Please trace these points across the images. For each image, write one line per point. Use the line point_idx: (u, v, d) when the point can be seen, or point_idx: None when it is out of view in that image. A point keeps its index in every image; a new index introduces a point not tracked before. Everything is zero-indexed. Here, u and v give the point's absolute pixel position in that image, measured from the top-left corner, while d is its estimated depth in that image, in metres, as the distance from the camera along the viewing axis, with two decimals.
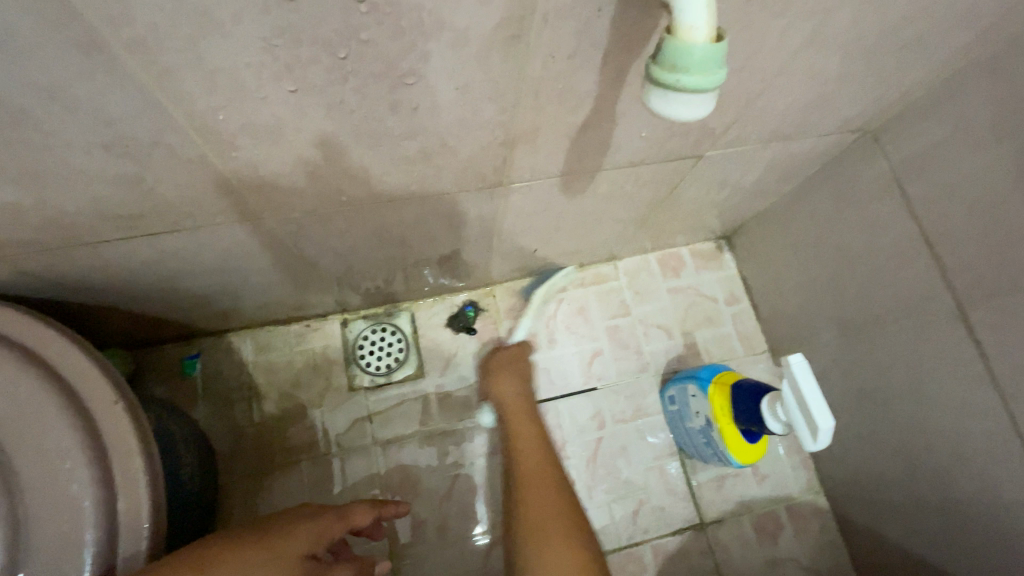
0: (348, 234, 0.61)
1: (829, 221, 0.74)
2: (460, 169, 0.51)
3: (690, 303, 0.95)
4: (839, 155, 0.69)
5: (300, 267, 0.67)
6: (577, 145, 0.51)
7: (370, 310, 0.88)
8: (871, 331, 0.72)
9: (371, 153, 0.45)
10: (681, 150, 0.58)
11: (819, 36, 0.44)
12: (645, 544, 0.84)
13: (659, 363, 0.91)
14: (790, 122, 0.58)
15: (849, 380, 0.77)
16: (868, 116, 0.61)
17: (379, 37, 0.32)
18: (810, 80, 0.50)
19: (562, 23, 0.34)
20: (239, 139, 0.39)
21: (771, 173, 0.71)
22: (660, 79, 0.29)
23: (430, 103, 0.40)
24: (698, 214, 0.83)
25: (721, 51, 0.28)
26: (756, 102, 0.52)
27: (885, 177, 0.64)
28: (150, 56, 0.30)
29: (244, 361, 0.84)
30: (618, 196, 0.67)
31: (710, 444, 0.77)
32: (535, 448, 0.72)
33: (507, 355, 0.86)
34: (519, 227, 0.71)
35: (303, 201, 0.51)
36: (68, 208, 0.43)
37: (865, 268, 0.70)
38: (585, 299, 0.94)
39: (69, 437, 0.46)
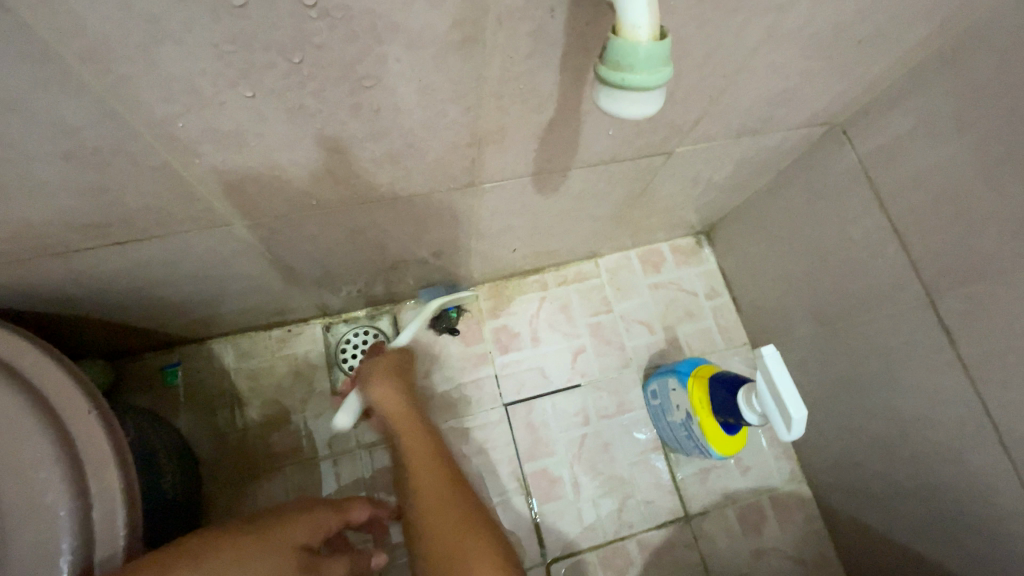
0: (322, 239, 0.61)
1: (802, 215, 0.75)
2: (429, 171, 0.51)
3: (671, 298, 0.96)
4: (809, 149, 0.70)
5: (277, 272, 0.67)
6: (545, 145, 0.52)
7: (352, 313, 0.88)
8: (846, 321, 0.73)
9: (337, 157, 0.45)
10: (651, 147, 0.59)
11: (777, 32, 0.45)
12: (632, 538, 0.84)
13: (641, 359, 0.92)
14: (758, 117, 0.59)
15: (827, 370, 0.79)
16: (834, 109, 0.61)
17: (334, 42, 0.33)
18: (772, 75, 0.51)
19: (517, 25, 0.35)
20: (202, 146, 0.39)
21: (744, 168, 0.72)
22: (608, 79, 0.29)
23: (392, 106, 0.40)
24: (675, 210, 0.84)
25: (664, 49, 0.28)
26: (721, 98, 0.53)
27: (853, 169, 0.65)
28: (104, 65, 0.31)
29: (225, 368, 0.84)
30: (592, 194, 0.68)
31: (691, 437, 0.77)
32: (426, 459, 0.66)
33: (385, 358, 0.76)
34: (496, 227, 0.71)
35: (273, 206, 0.51)
36: (34, 219, 0.43)
37: (837, 259, 0.71)
38: (566, 297, 0.94)
39: (41, 447, 0.46)
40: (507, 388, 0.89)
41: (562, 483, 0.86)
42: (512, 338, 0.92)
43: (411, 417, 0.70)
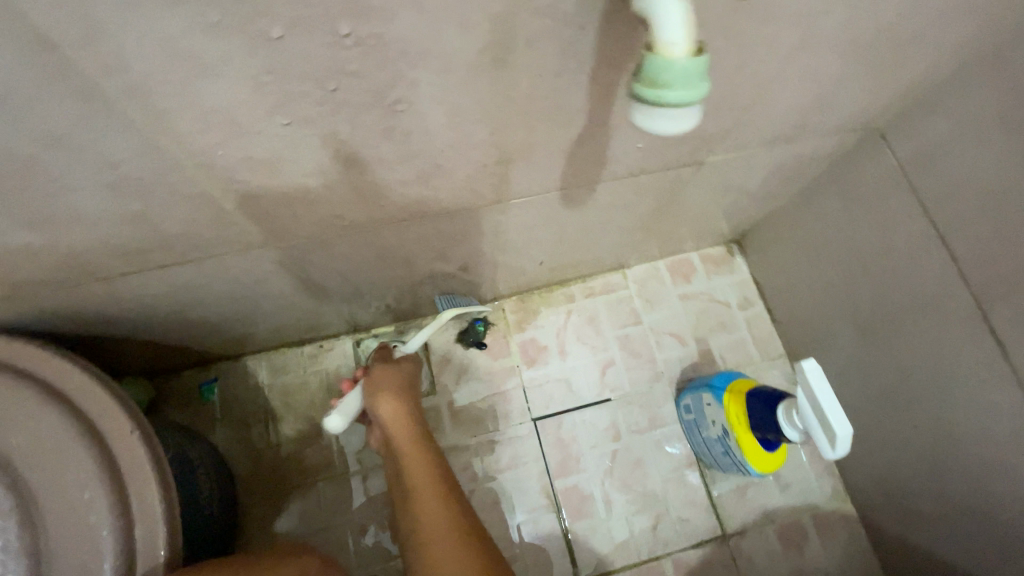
0: (353, 257, 0.62)
1: (839, 222, 0.72)
2: (457, 189, 0.52)
3: (702, 309, 0.94)
4: (845, 154, 0.68)
5: (309, 291, 0.68)
6: (573, 160, 0.51)
7: (381, 328, 0.89)
8: (891, 331, 0.70)
9: (367, 179, 0.46)
10: (680, 157, 0.58)
11: (811, 39, 0.43)
12: (667, 557, 0.82)
13: (673, 371, 0.90)
14: (791, 125, 0.57)
15: (870, 383, 0.75)
16: (872, 113, 0.59)
17: (367, 70, 0.33)
18: (806, 82, 0.50)
19: (546, 44, 0.35)
20: (239, 173, 0.40)
21: (777, 175, 0.70)
22: (643, 96, 0.29)
23: (422, 129, 0.40)
24: (704, 219, 0.82)
25: (701, 63, 0.28)
26: (753, 108, 0.52)
27: (894, 174, 0.63)
28: (146, 100, 0.32)
29: (259, 384, 0.86)
30: (620, 206, 0.67)
31: (728, 453, 0.75)
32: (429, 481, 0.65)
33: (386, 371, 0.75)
34: (523, 241, 0.71)
35: (306, 227, 0.51)
36: (80, 247, 0.45)
37: (879, 267, 0.68)
38: (595, 309, 0.93)
39: (86, 467, 0.47)
40: (536, 402, 0.88)
41: (594, 499, 0.84)
42: (540, 352, 0.91)
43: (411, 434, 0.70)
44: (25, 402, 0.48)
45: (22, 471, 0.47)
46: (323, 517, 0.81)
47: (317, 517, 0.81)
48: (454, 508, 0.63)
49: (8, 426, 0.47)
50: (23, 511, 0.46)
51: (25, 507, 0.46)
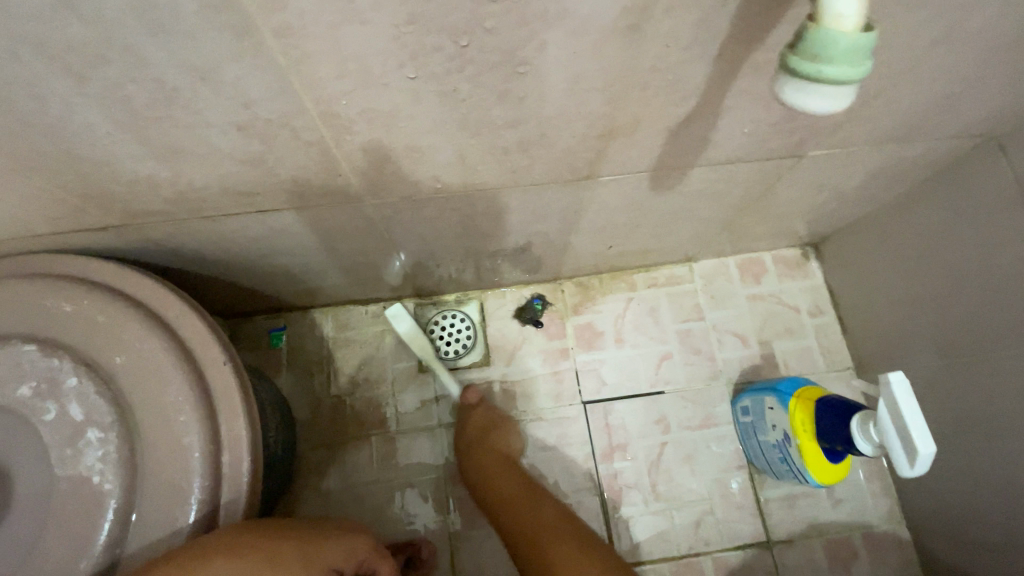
0: (436, 222, 0.63)
1: (937, 235, 0.68)
2: (553, 161, 0.51)
3: (770, 312, 0.91)
4: (956, 162, 0.63)
5: (386, 252, 0.70)
6: (674, 140, 0.50)
7: (442, 297, 0.91)
8: (977, 356, 0.66)
9: (471, 142, 0.46)
10: (783, 149, 0.56)
11: (954, 30, 0.40)
12: (707, 555, 0.81)
13: (732, 372, 0.88)
14: (905, 124, 0.54)
15: (945, 408, 0.71)
16: (995, 119, 0.55)
17: (501, 27, 0.33)
18: (937, 78, 0.47)
19: (685, 13, 0.34)
20: (357, 124, 0.41)
21: (875, 178, 0.67)
22: (800, 71, 0.27)
23: (537, 94, 0.40)
24: (784, 219, 0.79)
25: (868, 40, 0.26)
26: (873, 100, 0.49)
27: (1008, 188, 0.58)
28: (293, 41, 0.33)
29: (324, 337, 0.89)
30: (707, 195, 0.65)
31: (786, 460, 0.73)
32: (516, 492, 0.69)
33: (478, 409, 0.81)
34: (601, 223, 0.70)
35: (402, 187, 0.52)
36: (197, 183, 0.47)
37: (975, 286, 0.64)
38: (657, 300, 0.92)
39: (183, 392, 0.50)
40: (588, 385, 0.88)
41: (636, 487, 0.84)
42: (596, 337, 0.90)
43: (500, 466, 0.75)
44: (131, 325, 0.51)
45: (128, 388, 0.50)
46: (373, 471, 0.84)
47: (366, 470, 0.84)
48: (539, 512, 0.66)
49: (117, 346, 0.51)
50: (124, 426, 0.49)
51: (128, 421, 0.50)
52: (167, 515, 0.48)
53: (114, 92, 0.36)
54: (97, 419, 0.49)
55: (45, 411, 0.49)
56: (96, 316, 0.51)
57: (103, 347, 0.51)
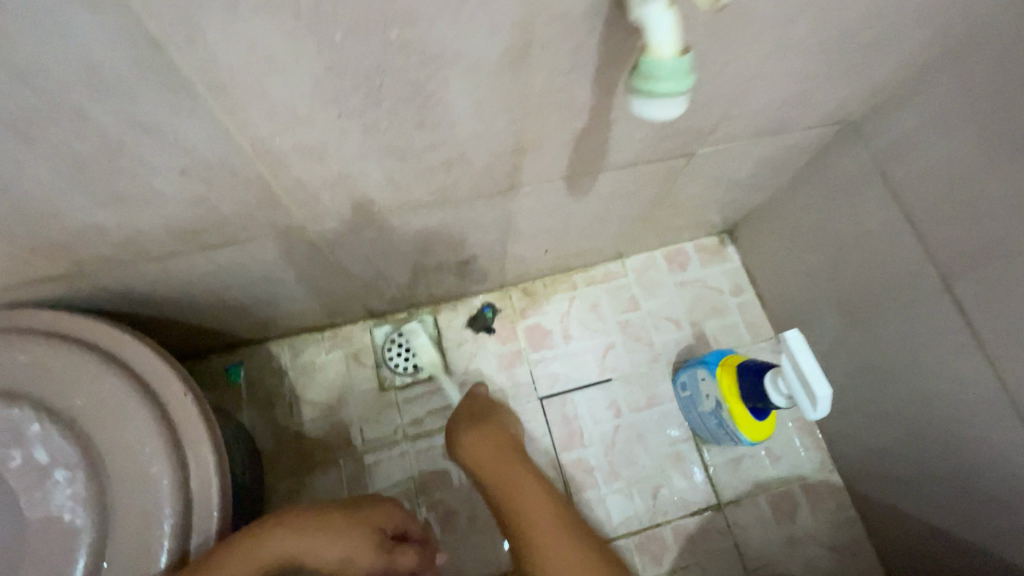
0: (378, 243, 0.68)
1: (821, 211, 0.78)
2: (475, 177, 0.58)
3: (697, 295, 1.00)
4: (824, 148, 0.74)
5: (335, 276, 0.74)
6: (578, 149, 0.57)
7: (395, 315, 0.95)
8: (868, 311, 0.76)
9: (399, 166, 0.52)
10: (676, 148, 0.64)
11: (786, 44, 0.50)
12: (667, 525, 0.87)
13: (670, 354, 0.96)
14: (773, 119, 0.64)
15: (852, 361, 0.81)
16: (845, 109, 0.66)
17: (408, 67, 0.39)
18: (784, 81, 0.56)
19: (559, 47, 0.41)
20: (291, 160, 0.46)
21: (763, 167, 0.77)
22: (641, 88, 0.35)
23: (449, 120, 0.47)
24: (697, 211, 0.88)
25: (685, 61, 0.34)
26: (739, 103, 0.58)
27: (867, 165, 0.69)
28: (226, 92, 0.38)
29: (282, 366, 0.92)
30: (620, 195, 0.73)
31: (721, 425, 0.81)
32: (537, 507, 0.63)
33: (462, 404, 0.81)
34: (532, 229, 0.77)
35: (340, 213, 0.57)
36: (146, 227, 0.51)
37: (857, 251, 0.74)
38: (596, 296, 0.99)
39: (146, 425, 0.53)
40: (541, 381, 0.94)
41: (598, 471, 0.90)
42: (545, 336, 0.97)
43: (501, 465, 0.68)
44: (89, 368, 0.54)
45: (90, 428, 0.52)
46: (344, 490, 0.87)
47: (337, 491, 0.87)
48: (552, 511, 0.63)
49: (76, 390, 0.53)
50: (90, 465, 0.52)
51: (93, 460, 0.52)
52: (141, 543, 0.50)
53: (63, 151, 0.40)
54: (64, 461, 0.51)
55: (10, 459, 0.51)
56: (53, 363, 0.53)
57: (62, 392, 0.53)
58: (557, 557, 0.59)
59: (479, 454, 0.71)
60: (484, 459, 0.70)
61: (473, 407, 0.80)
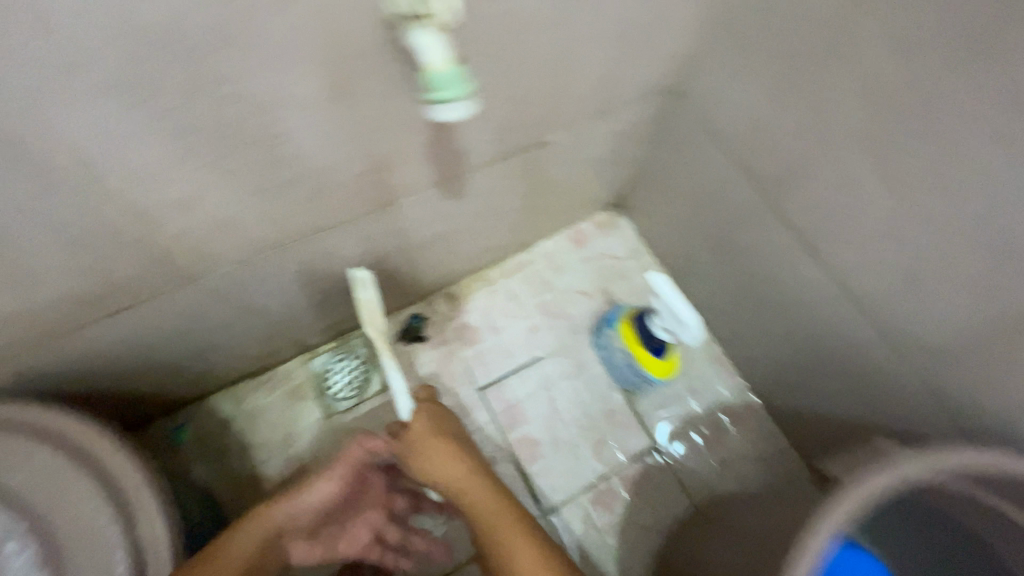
0: (282, 278, 0.73)
1: (678, 169, 0.88)
2: (349, 200, 0.64)
3: (602, 266, 1.09)
4: (664, 114, 0.84)
5: (252, 318, 0.79)
6: (435, 157, 0.65)
7: (328, 344, 0.99)
8: (733, 245, 0.86)
9: (271, 203, 0.58)
10: (528, 140, 0.72)
11: (580, 37, 0.59)
12: (613, 475, 0.95)
13: (588, 323, 1.05)
14: (604, 99, 0.73)
15: (735, 292, 0.91)
16: (664, 79, 0.76)
17: (242, 117, 0.46)
18: (596, 67, 0.65)
19: (372, 76, 0.49)
20: (166, 216, 0.52)
21: (619, 141, 0.86)
22: (432, 99, 0.43)
23: (300, 155, 0.53)
24: (578, 191, 0.97)
25: (458, 70, 0.42)
26: (565, 91, 0.67)
27: (697, 122, 0.79)
28: (83, 169, 0.44)
29: (227, 417, 0.95)
30: (497, 190, 0.81)
31: (632, 370, 0.97)
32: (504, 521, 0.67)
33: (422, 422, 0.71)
34: (427, 237, 0.83)
35: (232, 256, 0.63)
36: (47, 304, 0.56)
37: (711, 196, 0.85)
38: (513, 286, 1.07)
39: None
40: (478, 374, 1.01)
41: (543, 442, 0.97)
42: (473, 332, 1.04)
43: (472, 487, 0.69)
44: None
45: None
46: None
47: None
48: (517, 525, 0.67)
49: None
50: None
51: None
52: None
53: None
54: None
55: None
56: None
57: None
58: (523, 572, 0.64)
59: (451, 480, 0.70)
60: (455, 482, 0.69)
61: (440, 426, 0.72)
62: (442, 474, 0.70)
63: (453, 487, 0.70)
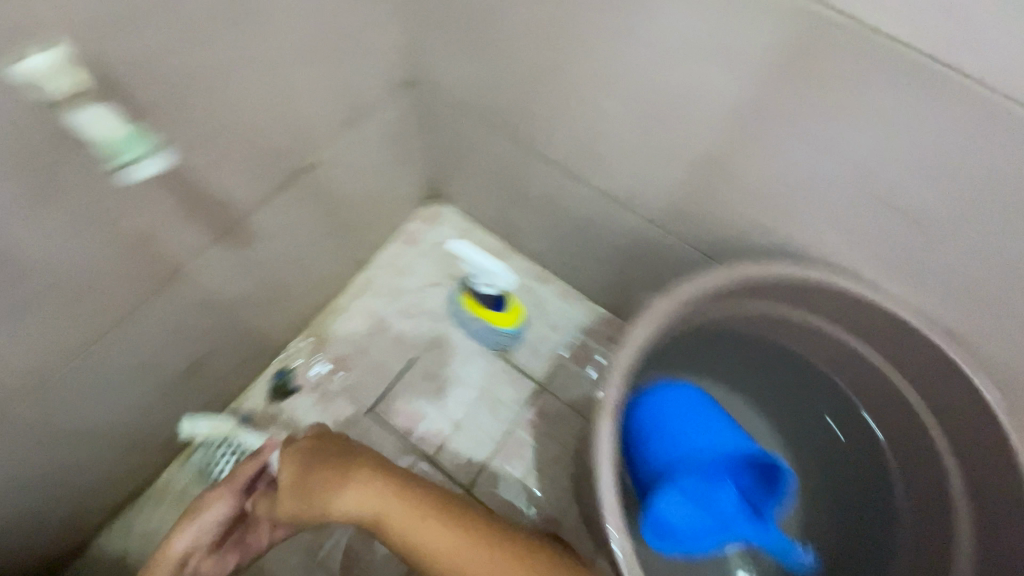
0: (95, 388, 0.70)
1: (456, 145, 0.95)
2: (123, 285, 0.64)
3: (441, 254, 1.11)
4: (422, 103, 0.90)
5: (87, 440, 0.75)
6: (195, 215, 0.66)
7: (200, 437, 0.96)
8: (526, 193, 0.94)
9: (28, 317, 0.56)
10: (291, 168, 0.74)
11: (278, 60, 0.62)
12: (518, 429, 0.99)
13: (446, 309, 1.08)
14: (349, 108, 0.77)
15: (549, 233, 0.99)
16: (398, 73, 0.82)
17: None
18: (316, 82, 0.69)
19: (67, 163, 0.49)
20: None
21: (394, 140, 0.91)
22: (115, 163, 0.48)
23: (31, 259, 0.53)
24: (384, 198, 1.01)
25: (127, 132, 0.47)
26: (300, 112, 0.70)
27: (446, 99, 0.86)
28: None
29: (119, 551, 0.89)
30: (291, 224, 0.82)
31: (491, 334, 1.05)
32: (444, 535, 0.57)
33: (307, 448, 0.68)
34: (243, 293, 0.83)
35: (16, 384, 0.61)
36: None
37: (490, 157, 0.92)
38: (364, 305, 1.07)
39: None
40: (361, 400, 1.00)
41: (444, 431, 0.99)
42: (342, 363, 1.03)
43: (393, 509, 0.59)
44: None
45: None
46: None
47: None
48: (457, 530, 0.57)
49: None
50: None
51: None
52: None
53: None
54: None
55: None
56: None
57: None
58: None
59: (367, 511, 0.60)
60: (368, 513, 0.60)
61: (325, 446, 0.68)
62: (358, 508, 0.60)
63: (371, 515, 0.59)
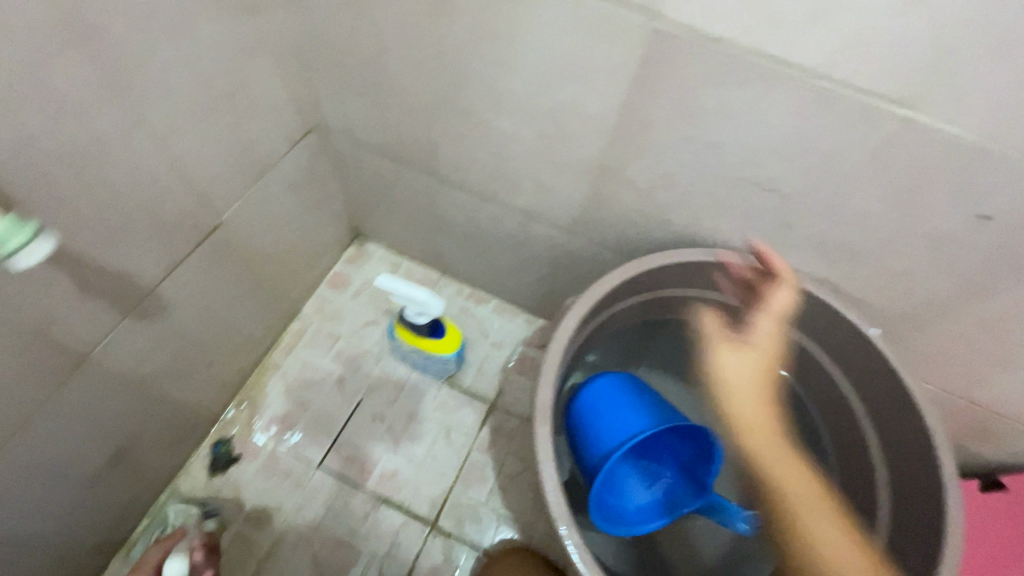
0: (9, 498, 0.65)
1: (369, 184, 0.97)
2: (26, 382, 0.60)
3: (372, 293, 1.11)
4: (327, 148, 0.92)
5: (7, 556, 0.69)
6: (99, 296, 0.63)
7: (140, 527, 0.91)
8: (445, 220, 0.97)
9: None
10: (198, 230, 0.73)
11: (167, 126, 0.62)
12: (474, 452, 1.00)
13: (385, 346, 1.07)
14: (252, 163, 0.77)
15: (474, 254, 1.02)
16: (298, 122, 0.83)
17: None
18: (212, 143, 0.69)
19: None
20: None
21: (305, 188, 0.91)
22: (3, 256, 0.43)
23: None
24: (305, 246, 1.00)
25: (11, 221, 0.43)
26: (198, 174, 0.69)
27: (350, 142, 0.88)
28: None
29: None
30: (207, 287, 0.80)
31: (432, 361, 1.02)
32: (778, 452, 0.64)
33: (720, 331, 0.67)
34: (165, 366, 0.80)
35: None
36: None
37: (404, 191, 0.94)
38: (300, 357, 1.05)
39: None
40: (310, 454, 0.97)
41: (401, 469, 0.97)
42: (285, 420, 1.00)
43: (758, 394, 0.64)
44: None
45: None
46: None
47: None
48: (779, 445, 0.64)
49: None
50: None
51: None
52: None
53: None
54: None
55: None
56: None
57: None
58: (799, 482, 0.63)
59: (746, 381, 0.64)
60: (748, 387, 0.64)
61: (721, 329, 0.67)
62: (732, 378, 0.64)
63: (744, 394, 0.63)
